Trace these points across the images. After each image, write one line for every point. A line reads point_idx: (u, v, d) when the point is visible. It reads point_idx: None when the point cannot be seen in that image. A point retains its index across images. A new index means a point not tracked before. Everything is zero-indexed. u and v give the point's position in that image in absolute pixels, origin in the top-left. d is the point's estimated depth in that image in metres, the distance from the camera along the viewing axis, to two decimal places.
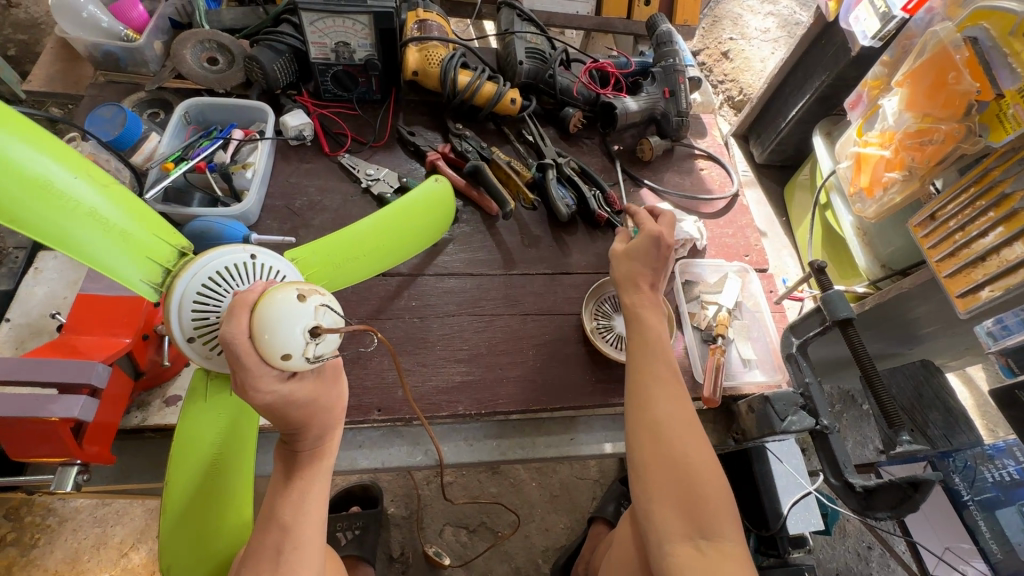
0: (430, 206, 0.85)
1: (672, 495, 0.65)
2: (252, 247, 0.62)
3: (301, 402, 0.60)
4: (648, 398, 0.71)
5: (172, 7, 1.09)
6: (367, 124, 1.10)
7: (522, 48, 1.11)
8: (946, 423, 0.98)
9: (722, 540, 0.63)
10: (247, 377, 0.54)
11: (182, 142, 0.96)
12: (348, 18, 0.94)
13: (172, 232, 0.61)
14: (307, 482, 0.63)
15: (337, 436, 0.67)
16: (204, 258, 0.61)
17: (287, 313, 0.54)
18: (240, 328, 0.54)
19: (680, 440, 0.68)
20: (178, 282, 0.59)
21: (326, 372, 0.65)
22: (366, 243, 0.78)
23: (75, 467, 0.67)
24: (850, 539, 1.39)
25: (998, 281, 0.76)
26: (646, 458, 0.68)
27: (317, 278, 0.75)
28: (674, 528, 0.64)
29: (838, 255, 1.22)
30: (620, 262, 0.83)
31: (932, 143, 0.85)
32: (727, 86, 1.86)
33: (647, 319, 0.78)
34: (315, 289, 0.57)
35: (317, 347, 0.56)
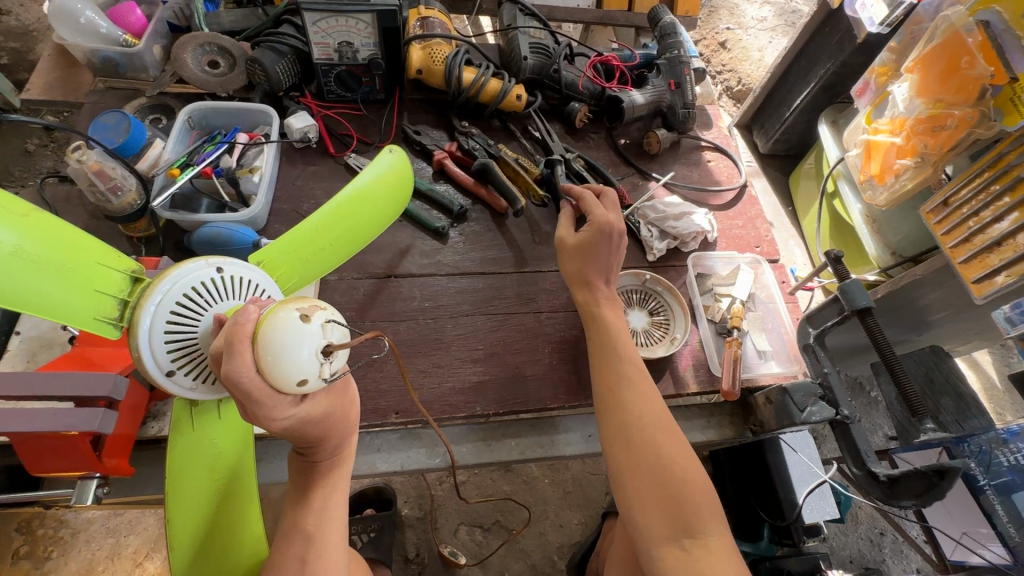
0: (385, 186, 0.79)
1: (652, 496, 0.65)
2: (215, 260, 0.64)
3: (316, 418, 0.60)
4: (619, 401, 0.72)
5: (171, 10, 1.07)
6: (372, 124, 1.09)
7: (526, 43, 1.10)
8: (957, 408, 1.01)
9: (705, 537, 0.62)
10: (263, 409, 0.54)
11: (187, 147, 0.95)
12: (352, 17, 0.93)
13: (118, 258, 0.61)
14: (327, 492, 0.65)
15: (354, 441, 0.68)
16: (167, 281, 0.61)
17: (295, 338, 0.52)
18: (246, 366, 0.52)
19: (651, 439, 0.68)
20: (142, 318, 0.59)
21: (337, 383, 0.64)
22: (329, 233, 0.75)
23: (94, 480, 0.67)
24: (863, 526, 1.40)
25: (1014, 267, 0.75)
26: (620, 462, 0.68)
27: (286, 275, 0.73)
28: (658, 530, 0.64)
29: (847, 243, 1.21)
30: (573, 258, 0.84)
31: (945, 129, 0.84)
32: (726, 76, 1.85)
33: (606, 317, 0.81)
34: (316, 305, 0.55)
35: (332, 364, 0.55)
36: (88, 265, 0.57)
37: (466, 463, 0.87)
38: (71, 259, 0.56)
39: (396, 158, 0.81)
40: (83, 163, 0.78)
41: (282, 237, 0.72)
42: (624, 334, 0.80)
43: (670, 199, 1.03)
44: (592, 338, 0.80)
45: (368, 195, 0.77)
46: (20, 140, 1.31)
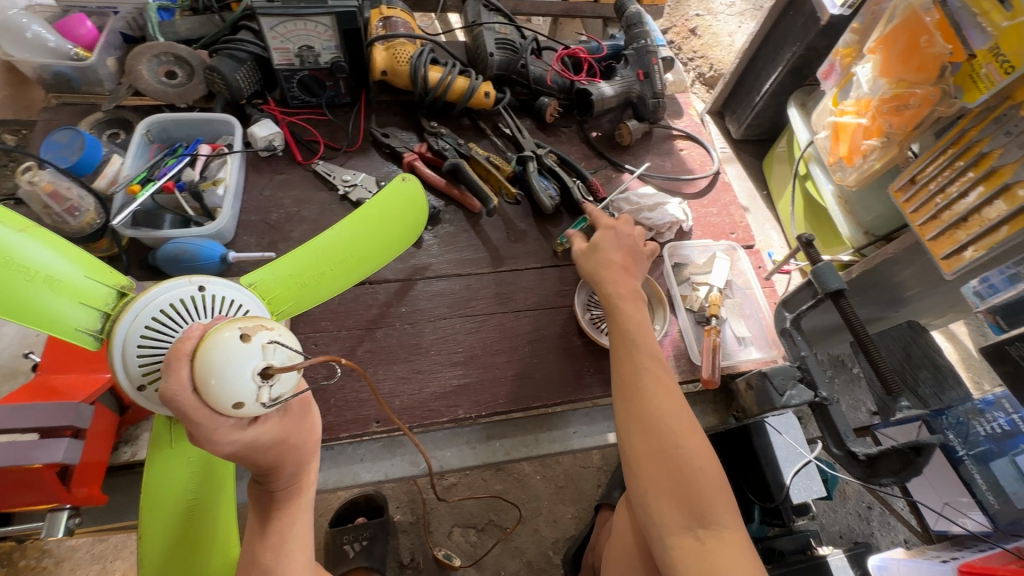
0: (399, 204, 0.80)
1: (668, 486, 0.62)
2: (198, 279, 0.63)
3: (267, 444, 0.59)
4: (637, 390, 0.68)
5: (123, 20, 1.05)
6: (340, 129, 1.06)
7: (492, 39, 1.09)
8: (935, 381, 1.00)
9: (719, 527, 0.60)
10: (201, 431, 0.53)
11: (147, 162, 0.93)
12: (310, 20, 0.91)
13: (110, 272, 0.59)
14: (287, 523, 0.64)
15: (312, 471, 0.67)
16: (147, 297, 0.60)
17: (234, 360, 0.52)
18: (180, 384, 0.52)
19: (670, 429, 0.65)
20: (121, 325, 0.59)
21: (295, 408, 0.64)
22: (330, 255, 0.74)
23: (65, 512, 0.65)
24: (851, 501, 1.42)
25: (980, 241, 0.77)
26: (641, 449, 0.65)
27: (281, 300, 0.72)
28: (672, 519, 0.62)
29: (820, 225, 1.23)
30: (586, 258, 0.82)
31: (909, 108, 0.85)
32: (697, 63, 1.85)
33: (625, 310, 0.75)
34: (261, 326, 0.55)
35: (271, 389, 0.55)
36: (75, 275, 0.56)
37: (451, 467, 0.87)
38: (56, 267, 0.54)
39: (412, 183, 0.81)
40: (37, 186, 0.77)
41: (281, 259, 0.73)
42: (646, 329, 0.74)
43: (643, 190, 1.03)
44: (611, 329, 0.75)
45: (383, 212, 0.77)
46: None
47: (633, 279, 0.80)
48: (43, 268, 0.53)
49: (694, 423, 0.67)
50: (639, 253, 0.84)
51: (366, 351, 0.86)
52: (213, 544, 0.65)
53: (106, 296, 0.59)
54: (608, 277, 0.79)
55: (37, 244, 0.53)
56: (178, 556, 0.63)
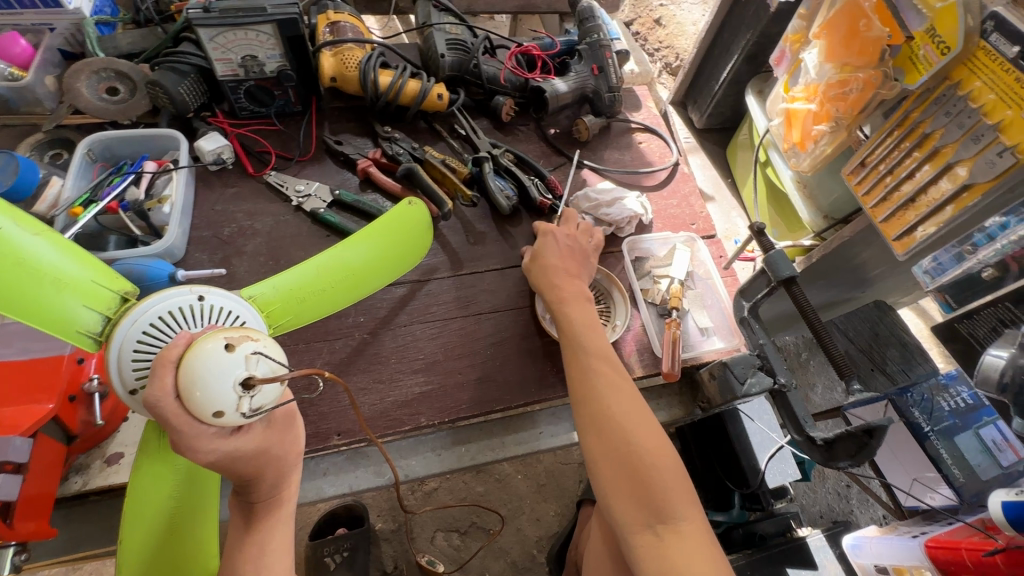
0: (402, 224, 0.81)
1: (626, 484, 0.61)
2: (199, 288, 0.60)
3: (250, 453, 0.56)
4: (591, 391, 0.68)
5: (60, 37, 1.02)
6: (291, 139, 1.04)
7: (442, 40, 1.08)
8: (903, 358, 1.03)
9: (677, 522, 0.59)
10: (181, 439, 0.51)
11: (90, 181, 0.90)
12: (250, 29, 0.89)
13: (115, 275, 0.58)
14: (265, 535, 0.60)
15: (295, 482, 0.63)
16: (145, 304, 0.58)
17: (215, 369, 0.50)
18: (164, 391, 0.50)
19: (623, 427, 0.64)
20: (119, 330, 0.57)
21: (278, 419, 0.61)
22: (333, 273, 0.75)
23: (10, 548, 0.63)
24: (830, 481, 1.43)
25: (929, 220, 0.78)
26: (598, 448, 0.64)
27: (278, 314, 0.71)
28: (631, 517, 0.60)
29: (784, 212, 1.23)
30: (534, 264, 0.84)
31: (853, 91, 0.86)
32: (663, 53, 1.84)
33: (569, 313, 0.76)
34: (247, 336, 0.53)
35: (252, 400, 0.52)
36: (83, 276, 0.55)
37: (417, 475, 0.86)
38: (65, 269, 0.53)
39: (419, 209, 0.84)
40: None
41: (281, 274, 0.72)
42: (592, 329, 0.75)
43: (602, 185, 1.02)
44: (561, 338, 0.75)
45: (381, 231, 0.79)
46: None
47: (576, 282, 0.82)
48: (51, 268, 0.52)
49: (649, 419, 0.66)
50: (583, 252, 0.87)
51: (325, 363, 0.85)
52: (196, 555, 0.63)
53: (110, 299, 0.57)
54: (551, 283, 0.81)
55: (46, 244, 0.52)
56: (164, 556, 0.61)
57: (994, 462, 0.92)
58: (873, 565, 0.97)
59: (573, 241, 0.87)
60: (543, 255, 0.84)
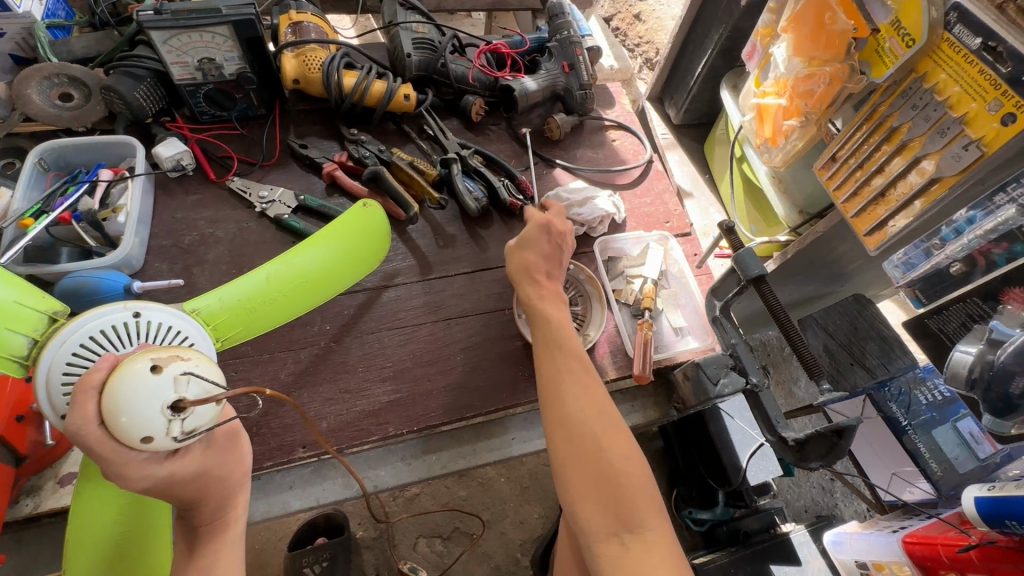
0: (359, 228, 0.81)
1: (593, 489, 0.59)
2: (134, 304, 0.60)
3: (188, 477, 0.55)
4: (563, 394, 0.66)
5: (11, 42, 0.97)
6: (255, 143, 1.02)
7: (409, 39, 1.06)
8: (882, 352, 0.99)
9: (644, 530, 0.57)
10: (110, 467, 0.50)
11: (41, 191, 0.87)
12: (205, 31, 0.86)
13: (42, 296, 0.58)
14: (211, 559, 0.58)
15: (242, 501, 0.62)
16: (75, 323, 0.57)
17: (139, 392, 0.49)
18: (86, 419, 0.49)
19: (593, 431, 0.62)
20: (46, 352, 0.56)
21: (219, 439, 0.60)
22: (287, 281, 0.74)
23: None
24: (813, 475, 1.43)
25: (899, 214, 0.77)
26: (566, 452, 0.62)
27: (227, 326, 0.70)
28: (597, 524, 0.58)
29: (761, 207, 1.22)
30: (513, 255, 0.82)
31: (820, 86, 0.84)
32: (643, 49, 1.83)
33: (546, 311, 0.75)
34: (176, 356, 0.52)
35: (183, 422, 0.51)
36: (8, 298, 0.55)
37: (387, 486, 0.85)
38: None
39: (375, 208, 0.83)
40: None
41: (230, 285, 0.70)
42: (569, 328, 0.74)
43: (573, 185, 1.01)
44: (535, 336, 0.74)
45: (336, 238, 0.78)
46: None
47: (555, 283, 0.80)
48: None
49: (619, 424, 0.64)
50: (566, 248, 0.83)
51: (290, 373, 0.83)
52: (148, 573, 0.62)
53: (36, 320, 0.57)
54: (527, 280, 0.79)
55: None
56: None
57: (971, 454, 0.92)
58: (853, 561, 0.96)
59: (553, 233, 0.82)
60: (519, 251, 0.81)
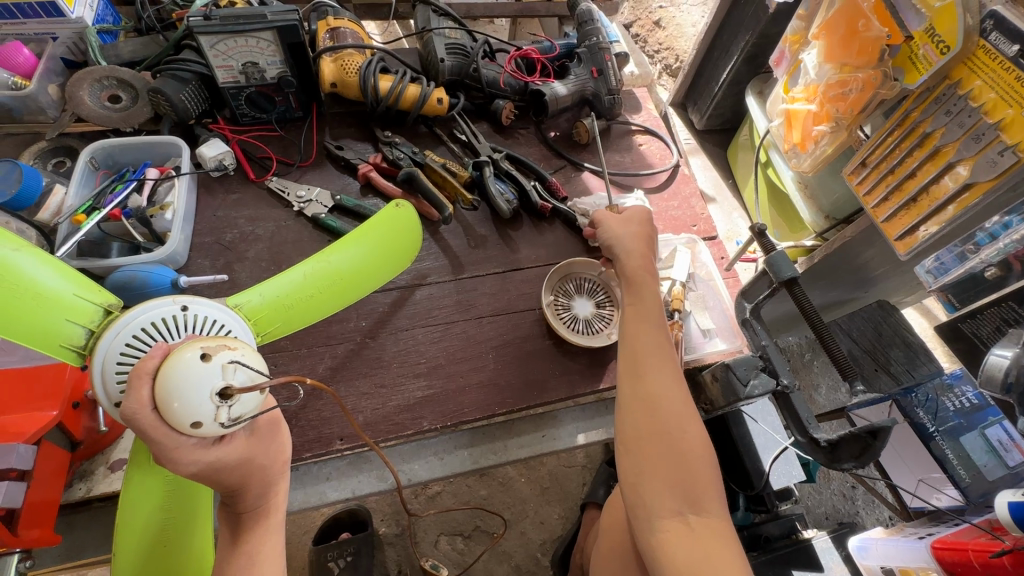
0: (389, 223, 0.82)
1: (665, 468, 0.60)
2: (182, 298, 0.62)
3: (233, 464, 0.56)
4: (644, 371, 0.67)
5: (64, 46, 1.02)
6: (292, 144, 1.05)
7: (442, 45, 1.08)
8: (907, 357, 0.99)
9: (709, 515, 0.59)
10: (161, 451, 0.52)
11: (92, 190, 0.91)
12: (252, 37, 0.90)
13: (100, 289, 0.60)
14: (255, 545, 0.59)
15: (282, 491, 0.63)
16: (129, 315, 0.60)
17: (190, 380, 0.51)
18: (140, 404, 0.51)
19: (672, 414, 0.63)
20: (100, 343, 0.58)
21: (260, 427, 0.61)
22: (322, 279, 0.75)
23: (16, 555, 0.65)
24: (835, 482, 1.42)
25: (930, 219, 0.77)
26: (639, 430, 0.63)
27: (266, 321, 0.71)
28: (663, 501, 0.59)
29: (785, 212, 1.23)
30: (619, 227, 0.79)
31: (853, 92, 0.86)
32: (663, 55, 1.83)
33: (647, 285, 0.73)
34: (225, 345, 0.54)
35: (230, 409, 0.53)
36: (66, 291, 0.56)
37: (420, 479, 0.87)
38: (47, 283, 0.55)
39: (407, 208, 0.84)
40: None
41: (270, 282, 0.72)
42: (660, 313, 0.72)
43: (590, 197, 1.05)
44: (627, 308, 0.73)
45: (371, 235, 0.79)
46: None
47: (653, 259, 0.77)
48: (32, 284, 0.54)
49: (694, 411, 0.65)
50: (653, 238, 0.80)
51: (328, 368, 0.85)
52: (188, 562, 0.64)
53: (93, 313, 0.59)
54: (630, 249, 0.76)
55: (30, 260, 0.54)
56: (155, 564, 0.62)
57: (1000, 461, 0.92)
58: (880, 566, 0.95)
59: (637, 214, 0.81)
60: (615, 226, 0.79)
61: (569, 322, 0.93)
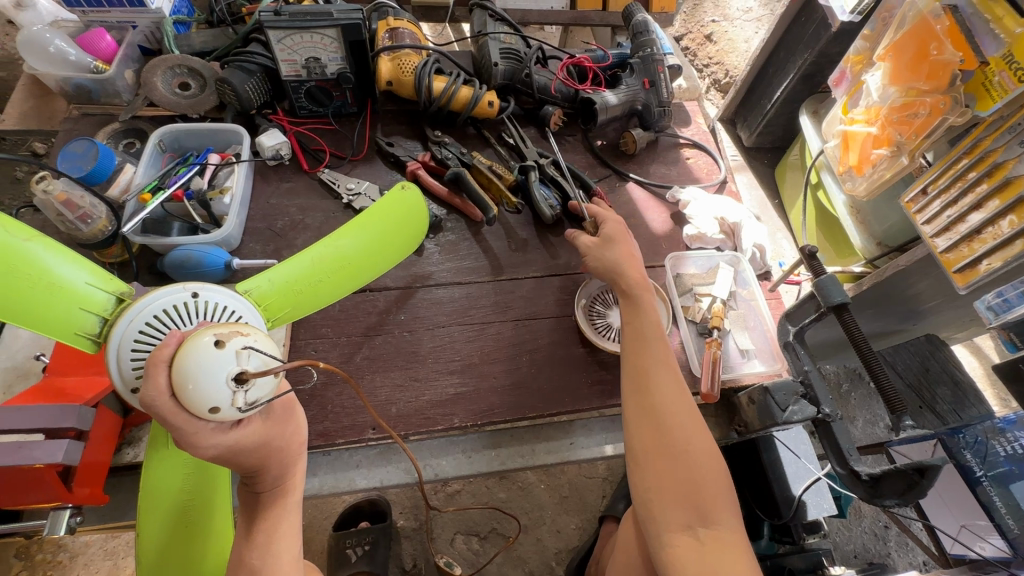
0: (403, 208, 0.84)
1: (674, 486, 0.64)
2: (193, 285, 0.63)
3: (251, 446, 0.57)
4: (649, 384, 0.71)
5: (142, 34, 1.08)
6: (346, 138, 1.08)
7: (496, 48, 1.09)
8: (954, 397, 0.96)
9: (718, 528, 0.62)
10: (182, 436, 0.52)
11: (159, 170, 0.96)
12: (315, 33, 0.93)
13: (111, 277, 0.62)
14: (274, 522, 0.62)
15: (300, 471, 0.65)
16: (142, 302, 0.61)
17: (204, 367, 0.51)
18: (159, 390, 0.51)
19: (678, 428, 0.67)
20: (116, 328, 0.60)
21: (277, 409, 0.62)
22: (329, 264, 0.75)
23: (67, 510, 0.70)
24: (866, 520, 1.35)
25: (996, 253, 0.72)
26: (646, 444, 0.67)
27: (276, 307, 0.72)
28: (672, 517, 0.63)
29: (833, 234, 1.19)
30: (597, 253, 0.83)
31: (919, 116, 0.83)
32: (712, 70, 1.80)
33: (646, 300, 0.78)
34: (237, 331, 0.53)
35: (247, 394, 0.53)
36: (78, 279, 0.59)
37: (446, 475, 0.88)
38: (60, 272, 0.57)
39: (412, 191, 0.84)
40: (50, 195, 0.80)
41: (278, 268, 0.73)
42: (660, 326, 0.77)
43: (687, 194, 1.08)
44: (625, 325, 0.78)
45: (381, 222, 0.80)
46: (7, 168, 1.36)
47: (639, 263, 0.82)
48: (45, 273, 0.56)
49: (699, 423, 0.68)
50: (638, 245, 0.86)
51: (365, 357, 0.87)
52: (209, 537, 0.66)
53: (105, 301, 0.61)
54: (626, 267, 0.81)
55: (40, 249, 0.56)
56: (177, 538, 0.65)
57: None
58: None
59: (609, 239, 0.84)
60: (599, 251, 0.83)
61: (603, 330, 0.92)
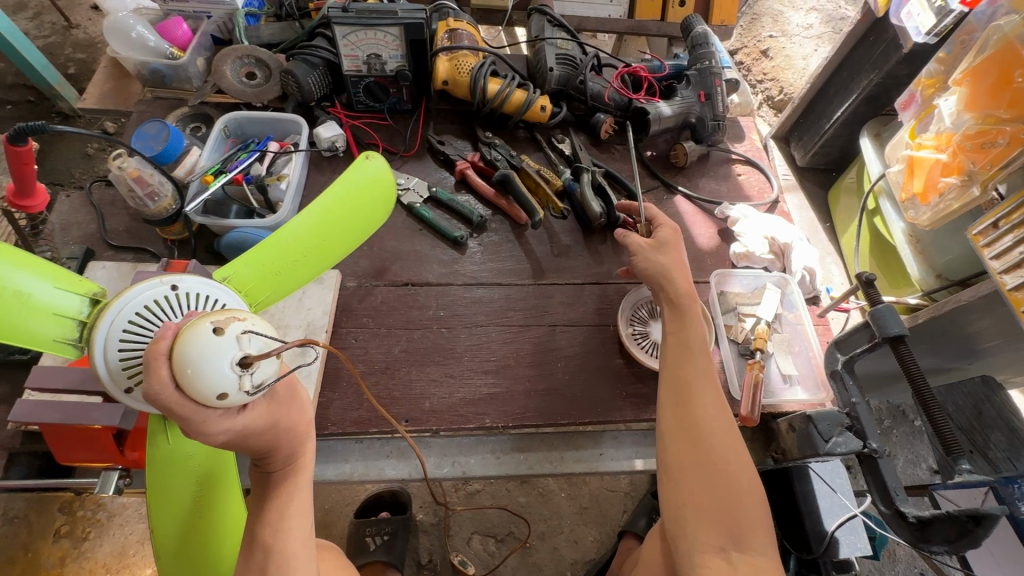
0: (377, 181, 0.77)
1: (710, 505, 0.63)
2: (170, 278, 0.61)
3: (260, 430, 0.57)
4: (690, 398, 0.69)
5: (214, 24, 1.13)
6: (398, 134, 1.11)
7: (553, 54, 1.10)
8: (1011, 446, 0.86)
9: (753, 553, 0.61)
10: (191, 424, 0.52)
11: (222, 155, 1.00)
12: (380, 30, 0.96)
13: (79, 280, 0.60)
14: (286, 498, 0.62)
15: (310, 451, 0.64)
16: (120, 302, 0.58)
17: (204, 355, 0.49)
18: (162, 383, 0.49)
19: (717, 447, 0.65)
20: (97, 333, 0.58)
21: (281, 391, 0.60)
22: (298, 243, 0.73)
23: (117, 471, 0.74)
24: (901, 565, 1.28)
25: None
26: (683, 458, 0.66)
27: (257, 291, 0.72)
28: (705, 538, 0.62)
29: (887, 265, 1.14)
30: (645, 258, 0.82)
31: (997, 145, 0.79)
32: (766, 86, 1.76)
33: (694, 311, 0.77)
34: (233, 317, 0.52)
35: (253, 376, 0.51)
36: (45, 289, 0.56)
37: (474, 474, 0.88)
38: (23, 282, 0.55)
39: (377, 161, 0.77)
40: (123, 172, 0.84)
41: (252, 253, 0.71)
42: (704, 340, 0.75)
43: (735, 209, 1.07)
44: (668, 333, 0.77)
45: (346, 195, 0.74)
46: (81, 144, 1.45)
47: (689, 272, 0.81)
48: (7, 286, 0.54)
49: (740, 444, 0.67)
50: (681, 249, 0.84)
51: (403, 350, 0.88)
52: (223, 525, 0.65)
53: (78, 305, 0.59)
54: (675, 272, 0.80)
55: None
56: (189, 531, 0.64)
57: None
58: None
59: (665, 241, 0.83)
60: (651, 253, 0.82)
61: (649, 348, 0.91)
